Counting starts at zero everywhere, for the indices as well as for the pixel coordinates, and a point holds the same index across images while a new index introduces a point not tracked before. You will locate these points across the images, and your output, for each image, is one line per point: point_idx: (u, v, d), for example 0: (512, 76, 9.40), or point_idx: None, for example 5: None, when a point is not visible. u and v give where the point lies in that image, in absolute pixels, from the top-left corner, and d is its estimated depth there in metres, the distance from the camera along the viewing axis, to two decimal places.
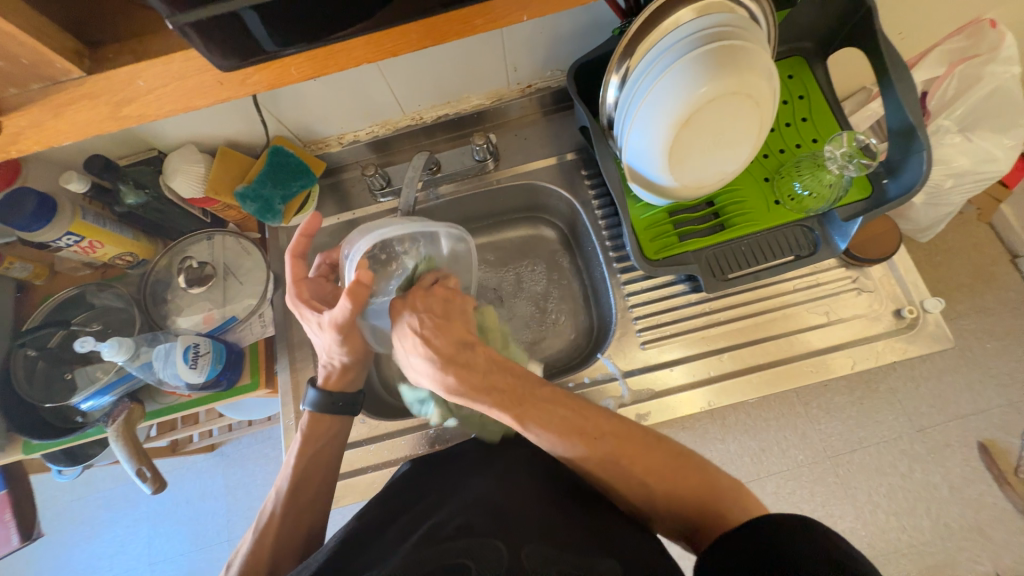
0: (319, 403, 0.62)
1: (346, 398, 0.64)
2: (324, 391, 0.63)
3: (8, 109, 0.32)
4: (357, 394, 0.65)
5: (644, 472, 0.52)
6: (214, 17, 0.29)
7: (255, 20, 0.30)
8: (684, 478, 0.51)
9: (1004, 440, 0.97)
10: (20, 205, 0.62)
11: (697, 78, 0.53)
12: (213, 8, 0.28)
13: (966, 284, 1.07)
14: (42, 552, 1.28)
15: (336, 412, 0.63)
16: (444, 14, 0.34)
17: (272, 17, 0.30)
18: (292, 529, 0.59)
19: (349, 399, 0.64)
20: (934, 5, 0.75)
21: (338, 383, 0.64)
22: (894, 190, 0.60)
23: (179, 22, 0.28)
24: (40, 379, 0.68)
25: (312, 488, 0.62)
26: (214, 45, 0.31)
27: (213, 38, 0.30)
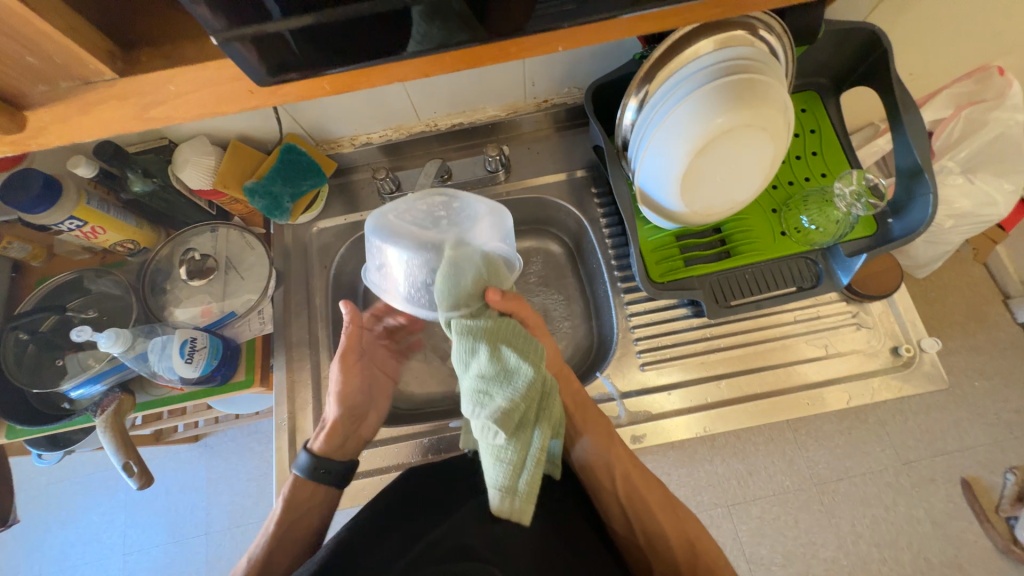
0: (308, 467, 0.61)
1: (333, 466, 0.61)
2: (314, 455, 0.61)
3: (36, 104, 0.32)
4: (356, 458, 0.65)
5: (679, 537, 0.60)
6: (260, 33, 0.29)
7: (294, 39, 0.30)
8: (706, 548, 0.60)
9: (988, 477, 0.98)
10: (26, 186, 0.61)
11: (713, 108, 0.53)
12: (262, 27, 0.29)
13: (958, 321, 1.09)
14: (14, 536, 1.25)
15: (325, 482, 0.61)
16: (483, 44, 0.34)
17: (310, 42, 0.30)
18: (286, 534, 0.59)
19: (338, 470, 0.61)
20: (946, 50, 0.77)
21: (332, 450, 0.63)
22: (898, 230, 0.61)
23: (226, 36, 0.28)
24: (29, 363, 0.67)
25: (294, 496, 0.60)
26: (255, 59, 0.31)
27: (252, 54, 0.30)
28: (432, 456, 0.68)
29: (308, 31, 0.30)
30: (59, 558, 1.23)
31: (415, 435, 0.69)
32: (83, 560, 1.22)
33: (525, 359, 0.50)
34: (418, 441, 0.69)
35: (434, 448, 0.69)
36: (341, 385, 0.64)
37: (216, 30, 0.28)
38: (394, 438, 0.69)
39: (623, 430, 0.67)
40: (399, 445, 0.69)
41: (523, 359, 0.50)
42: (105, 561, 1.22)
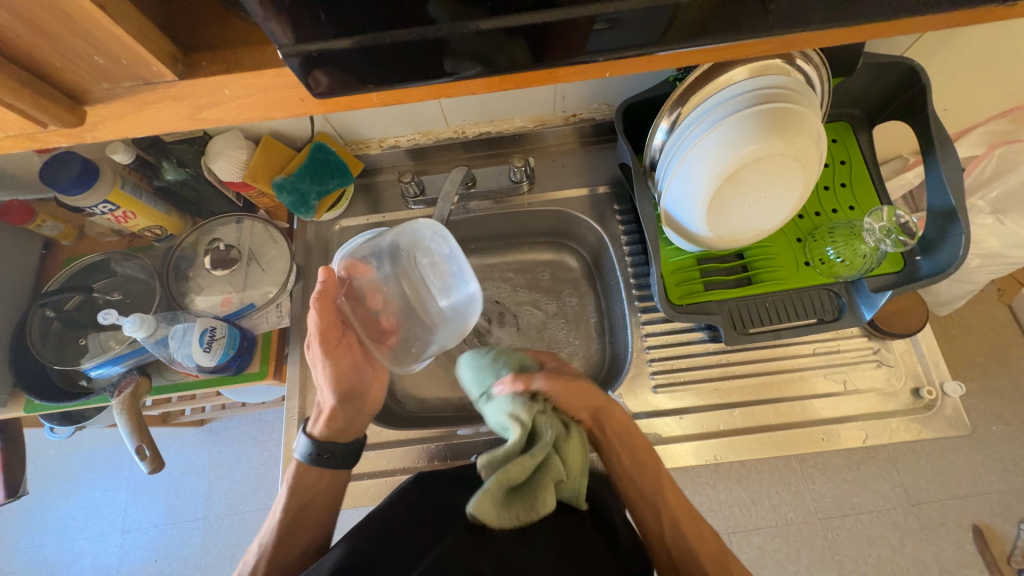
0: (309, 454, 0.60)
1: (339, 448, 0.61)
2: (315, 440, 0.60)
3: (96, 100, 0.33)
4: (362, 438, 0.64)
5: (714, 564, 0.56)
6: (324, 52, 0.30)
7: (355, 59, 0.31)
8: None
9: (1001, 526, 0.95)
10: (66, 168, 0.63)
11: (746, 136, 0.53)
12: (326, 45, 0.29)
13: (979, 362, 1.06)
14: (19, 505, 1.28)
15: (338, 465, 0.61)
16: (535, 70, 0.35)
17: (367, 63, 0.31)
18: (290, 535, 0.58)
19: (347, 451, 0.61)
20: (985, 89, 0.75)
21: (330, 431, 0.62)
22: (926, 268, 0.60)
23: (293, 52, 0.29)
24: (53, 340, 0.69)
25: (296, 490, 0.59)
26: (316, 76, 0.32)
27: (312, 67, 0.31)
28: (437, 463, 0.68)
29: (364, 49, 0.30)
30: (60, 530, 1.25)
31: (422, 439, 0.70)
32: (83, 535, 1.24)
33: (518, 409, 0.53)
34: (424, 446, 0.69)
35: (440, 454, 0.69)
36: (330, 366, 0.61)
37: (282, 43, 0.29)
38: (401, 441, 0.69)
39: None
40: (406, 449, 0.69)
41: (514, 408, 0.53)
42: (103, 537, 1.23)
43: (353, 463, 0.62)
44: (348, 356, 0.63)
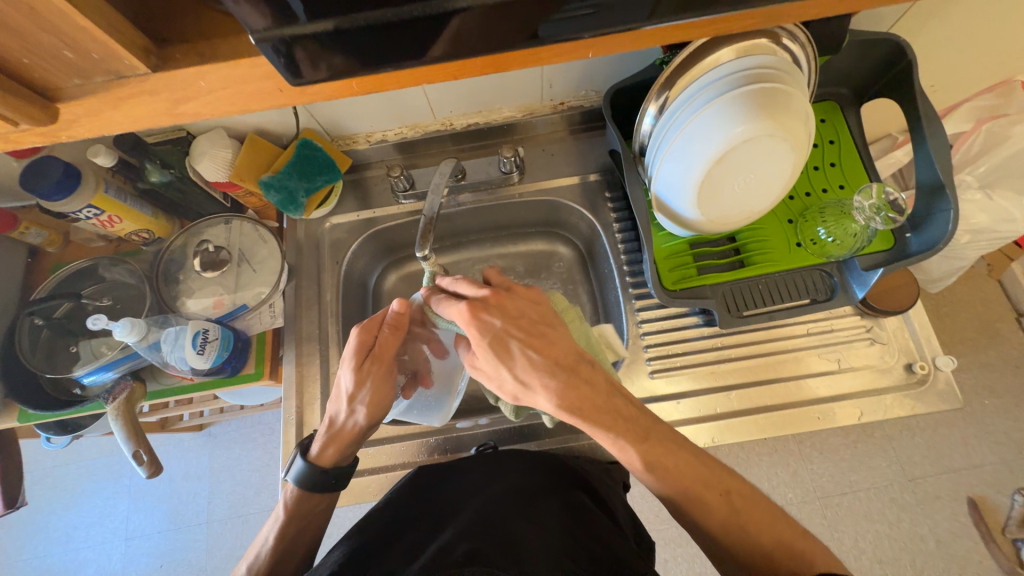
0: (305, 477, 0.58)
1: (339, 471, 0.60)
2: (314, 465, 0.58)
3: (68, 96, 0.32)
4: (349, 464, 0.61)
5: (725, 523, 0.50)
6: (299, 36, 0.29)
7: (329, 45, 0.30)
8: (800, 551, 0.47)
9: (995, 497, 0.96)
10: (47, 173, 0.62)
11: (734, 118, 0.53)
12: (300, 29, 0.29)
13: (970, 338, 1.07)
14: (20, 517, 1.27)
15: (331, 488, 0.59)
16: (515, 52, 0.34)
17: (342, 47, 0.31)
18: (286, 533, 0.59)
19: (342, 475, 0.59)
20: (971, 64, 0.75)
21: (330, 458, 0.60)
22: (916, 245, 0.60)
23: (265, 37, 0.29)
24: (43, 348, 0.68)
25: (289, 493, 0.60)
26: (288, 61, 0.31)
27: (292, 55, 0.30)
28: (437, 456, 0.68)
29: (341, 33, 0.30)
30: (62, 539, 1.24)
31: (421, 434, 0.70)
32: (86, 544, 1.24)
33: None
34: (424, 440, 0.69)
35: (440, 448, 0.69)
36: (373, 391, 0.57)
37: (255, 29, 0.28)
38: (400, 436, 0.69)
39: None
40: (405, 444, 0.69)
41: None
42: (107, 545, 1.23)
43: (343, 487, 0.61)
44: (390, 383, 0.58)
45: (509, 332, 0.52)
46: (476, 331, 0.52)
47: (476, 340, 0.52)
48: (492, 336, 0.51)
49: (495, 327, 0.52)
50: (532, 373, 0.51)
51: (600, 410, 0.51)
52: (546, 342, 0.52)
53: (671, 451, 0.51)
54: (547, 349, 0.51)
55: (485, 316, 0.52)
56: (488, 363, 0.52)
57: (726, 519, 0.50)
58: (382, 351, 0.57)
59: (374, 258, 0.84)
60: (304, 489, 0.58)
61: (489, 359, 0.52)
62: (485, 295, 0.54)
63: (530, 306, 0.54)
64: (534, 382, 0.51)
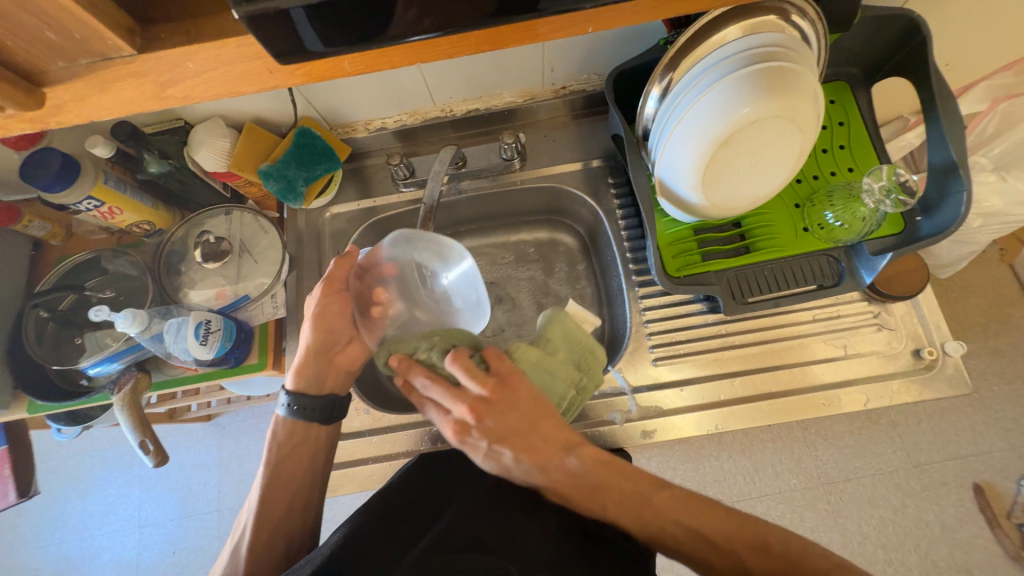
0: (291, 409, 0.61)
1: (305, 402, 0.61)
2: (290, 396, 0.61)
3: (54, 80, 0.32)
4: (342, 396, 0.64)
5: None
6: (281, 9, 0.28)
7: (314, 22, 0.29)
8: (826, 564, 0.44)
9: (1002, 483, 0.95)
10: (45, 164, 0.61)
11: (740, 99, 0.51)
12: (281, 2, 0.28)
13: (979, 324, 1.05)
14: (35, 505, 1.30)
15: (313, 420, 0.61)
16: (508, 24, 0.33)
17: (330, 22, 0.30)
18: (289, 513, 0.60)
19: (309, 403, 0.60)
20: (988, 41, 0.73)
21: (301, 385, 0.61)
22: (927, 228, 0.59)
23: (245, 12, 0.28)
24: (49, 340, 0.68)
25: (290, 475, 0.61)
26: (272, 39, 0.30)
27: (276, 32, 0.29)
28: (439, 445, 0.68)
29: (329, 7, 0.29)
30: (77, 526, 1.27)
31: (424, 422, 0.70)
32: (101, 531, 1.26)
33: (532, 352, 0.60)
34: (426, 428, 0.69)
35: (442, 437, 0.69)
36: (319, 310, 0.60)
37: (235, 3, 0.28)
38: (403, 425, 0.69)
39: (634, 425, 0.67)
40: (408, 433, 0.69)
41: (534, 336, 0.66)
42: (121, 532, 1.26)
43: (334, 419, 0.63)
44: (344, 309, 0.61)
45: (500, 449, 0.49)
46: (469, 452, 0.50)
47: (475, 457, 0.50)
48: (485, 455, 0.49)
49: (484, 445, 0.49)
50: (528, 477, 0.50)
51: (600, 496, 0.49)
52: (535, 450, 0.49)
53: (666, 519, 0.48)
54: (536, 457, 0.49)
55: (472, 437, 0.49)
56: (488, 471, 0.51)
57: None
58: (330, 278, 0.60)
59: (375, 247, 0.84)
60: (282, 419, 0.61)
61: (491, 469, 0.51)
62: (465, 413, 0.49)
63: (514, 415, 0.49)
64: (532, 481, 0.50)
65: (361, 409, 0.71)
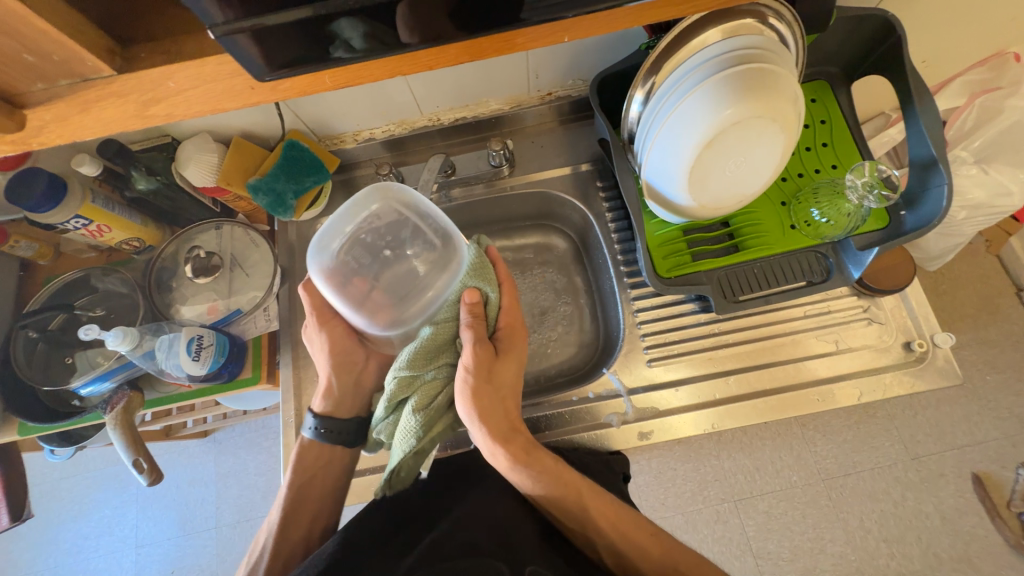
0: (322, 432, 0.62)
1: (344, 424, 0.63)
2: (324, 421, 0.62)
3: (34, 102, 0.32)
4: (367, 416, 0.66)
5: (657, 562, 0.55)
6: (262, 27, 0.29)
7: (293, 37, 0.30)
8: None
9: (999, 473, 0.96)
10: (32, 185, 0.61)
11: (721, 101, 0.52)
12: (262, 20, 0.28)
13: (970, 315, 1.06)
14: (29, 530, 1.28)
15: (341, 441, 0.63)
16: (487, 35, 0.34)
17: (309, 37, 0.30)
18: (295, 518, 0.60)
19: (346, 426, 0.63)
20: (963, 37, 0.74)
21: (338, 410, 0.64)
22: (911, 222, 0.60)
23: (223, 31, 0.28)
24: (39, 361, 0.67)
25: (313, 498, 0.62)
26: (252, 58, 0.30)
27: (254, 49, 0.30)
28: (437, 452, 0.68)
29: (311, 23, 0.29)
30: (73, 550, 1.25)
31: None
32: (97, 554, 1.24)
33: (419, 357, 0.55)
34: None
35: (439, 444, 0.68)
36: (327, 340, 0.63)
37: (212, 24, 0.28)
38: None
39: (630, 426, 0.67)
40: None
41: (414, 353, 0.54)
42: (118, 555, 1.24)
43: (360, 440, 0.64)
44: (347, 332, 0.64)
45: (519, 355, 0.60)
46: (515, 338, 0.60)
47: (463, 392, 0.55)
48: (511, 352, 0.59)
49: (484, 377, 0.55)
50: (503, 419, 0.56)
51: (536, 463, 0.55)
52: (504, 403, 0.57)
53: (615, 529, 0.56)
54: (516, 395, 0.60)
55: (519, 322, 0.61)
56: (497, 388, 0.57)
57: (660, 559, 0.55)
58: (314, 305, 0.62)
59: None
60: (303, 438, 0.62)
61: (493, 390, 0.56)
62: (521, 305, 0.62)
63: (510, 360, 0.59)
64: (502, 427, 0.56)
65: None
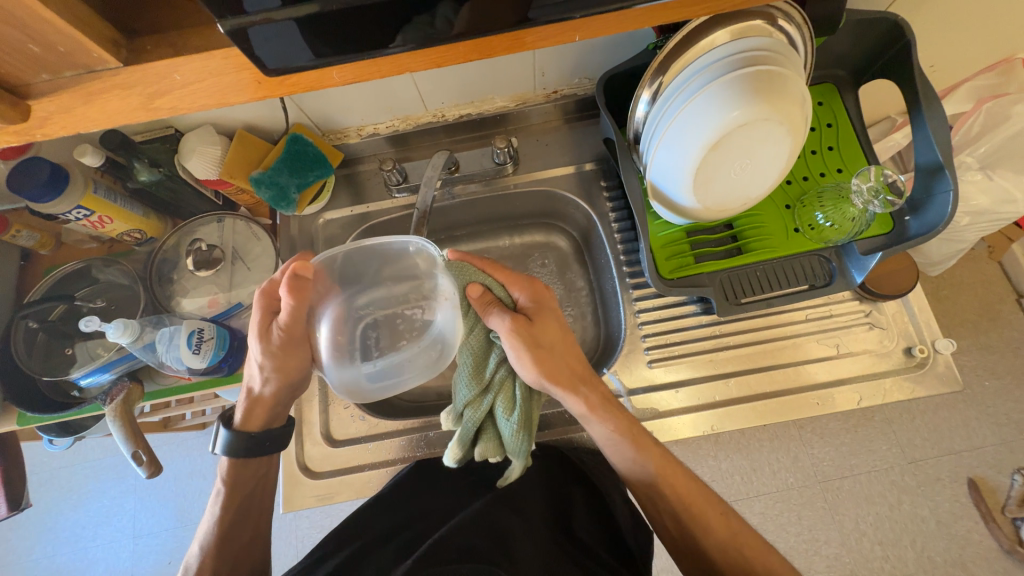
0: (232, 446, 0.59)
1: (268, 436, 0.61)
2: (239, 434, 0.59)
3: (39, 93, 0.32)
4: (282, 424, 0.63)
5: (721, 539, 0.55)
6: (270, 20, 0.28)
7: (301, 31, 0.29)
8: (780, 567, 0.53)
9: (995, 478, 0.96)
10: (34, 174, 0.61)
11: (730, 102, 0.52)
12: (270, 13, 0.28)
13: (970, 320, 1.06)
14: (26, 518, 1.28)
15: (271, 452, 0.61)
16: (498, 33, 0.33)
17: (317, 31, 0.30)
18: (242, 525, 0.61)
19: (270, 437, 0.61)
20: (972, 42, 0.74)
21: (256, 424, 0.61)
22: (915, 228, 0.60)
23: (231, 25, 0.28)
24: (39, 352, 0.67)
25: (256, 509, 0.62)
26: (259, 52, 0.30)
27: (260, 44, 0.30)
28: (436, 450, 0.67)
29: (320, 18, 0.29)
30: (70, 539, 1.25)
31: (419, 428, 0.68)
32: (93, 543, 1.25)
33: (473, 374, 0.56)
34: (422, 435, 0.68)
35: (438, 441, 0.67)
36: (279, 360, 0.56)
37: (219, 16, 0.27)
38: (398, 431, 0.68)
39: None
40: (403, 439, 0.68)
41: (467, 375, 0.56)
42: (114, 544, 1.24)
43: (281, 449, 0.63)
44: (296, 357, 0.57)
45: (558, 321, 0.59)
46: (544, 309, 0.59)
47: (525, 365, 0.55)
48: (551, 321, 0.58)
49: (536, 353, 0.55)
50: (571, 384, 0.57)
51: (614, 411, 0.58)
52: (566, 362, 0.58)
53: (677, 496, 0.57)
54: (574, 351, 0.60)
55: (544, 296, 0.59)
56: (553, 352, 0.57)
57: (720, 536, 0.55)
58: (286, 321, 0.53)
59: None
60: (234, 457, 0.59)
61: (552, 353, 0.57)
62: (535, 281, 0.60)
63: (551, 326, 0.58)
64: (573, 385, 0.57)
65: (357, 416, 0.70)
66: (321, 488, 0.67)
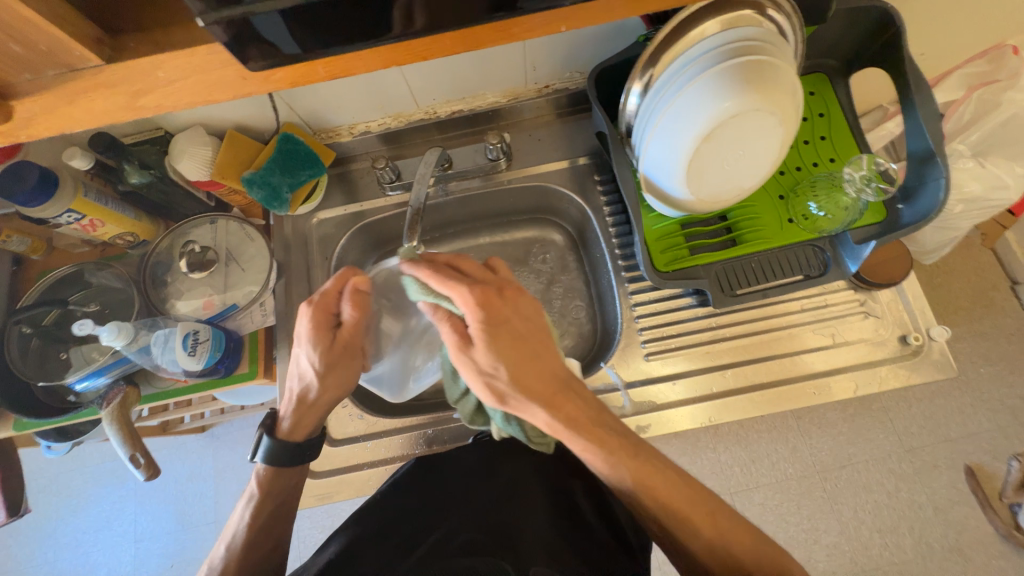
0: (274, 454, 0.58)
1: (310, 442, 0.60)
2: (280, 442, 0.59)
3: (22, 94, 0.32)
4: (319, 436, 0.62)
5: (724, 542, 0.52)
6: (252, 14, 0.28)
7: (283, 25, 0.29)
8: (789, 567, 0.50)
9: (991, 464, 0.97)
10: (23, 178, 0.60)
11: (721, 93, 0.52)
12: (251, 7, 0.28)
13: (964, 308, 1.07)
14: (27, 525, 1.28)
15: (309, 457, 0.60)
16: (482, 24, 0.33)
17: (299, 24, 0.30)
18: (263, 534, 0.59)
19: (312, 444, 0.60)
20: (962, 29, 0.74)
21: (298, 435, 0.60)
22: (908, 216, 0.59)
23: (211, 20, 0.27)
24: (34, 357, 0.67)
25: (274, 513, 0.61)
26: (242, 46, 0.30)
27: (243, 38, 0.29)
28: (435, 448, 0.68)
29: (302, 11, 0.29)
30: (72, 545, 1.25)
31: (418, 426, 0.69)
32: (96, 548, 1.24)
33: None
34: (421, 432, 0.68)
35: (437, 439, 0.68)
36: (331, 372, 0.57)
37: (199, 10, 0.27)
38: (397, 429, 0.69)
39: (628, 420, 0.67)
40: (402, 437, 0.68)
41: None
42: (116, 549, 1.24)
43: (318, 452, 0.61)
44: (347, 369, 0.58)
45: (515, 336, 0.48)
46: (488, 326, 0.47)
47: (475, 384, 0.50)
48: (496, 339, 0.47)
49: (481, 375, 0.49)
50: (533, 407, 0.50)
51: (595, 433, 0.49)
52: (531, 384, 0.49)
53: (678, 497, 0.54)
54: (547, 365, 0.50)
55: (495, 306, 0.48)
56: (502, 374, 0.48)
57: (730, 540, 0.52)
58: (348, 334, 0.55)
59: (363, 253, 0.84)
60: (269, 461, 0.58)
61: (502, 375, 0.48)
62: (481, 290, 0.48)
63: (503, 343, 0.48)
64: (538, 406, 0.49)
65: (356, 415, 0.70)
66: (321, 487, 0.67)
